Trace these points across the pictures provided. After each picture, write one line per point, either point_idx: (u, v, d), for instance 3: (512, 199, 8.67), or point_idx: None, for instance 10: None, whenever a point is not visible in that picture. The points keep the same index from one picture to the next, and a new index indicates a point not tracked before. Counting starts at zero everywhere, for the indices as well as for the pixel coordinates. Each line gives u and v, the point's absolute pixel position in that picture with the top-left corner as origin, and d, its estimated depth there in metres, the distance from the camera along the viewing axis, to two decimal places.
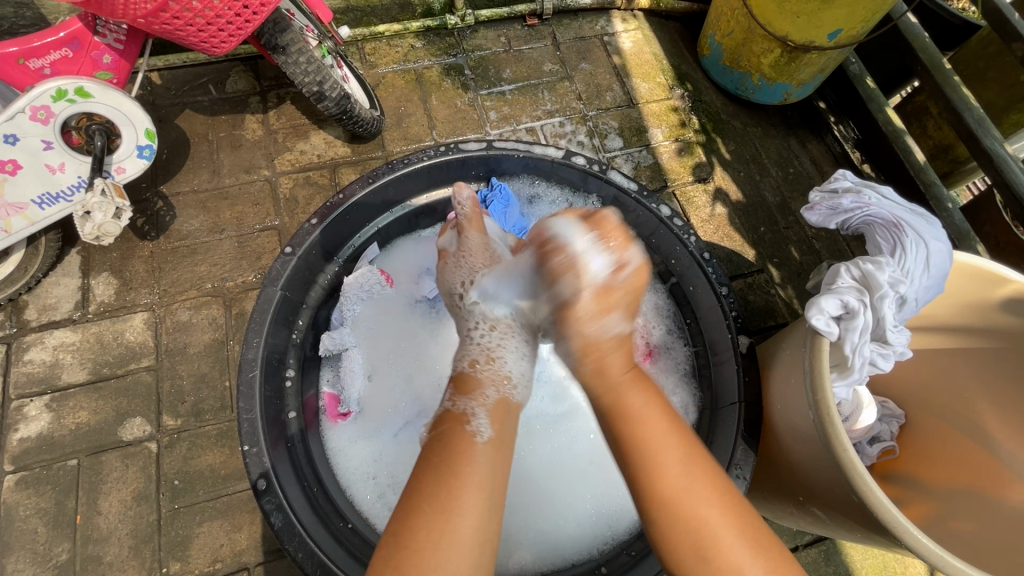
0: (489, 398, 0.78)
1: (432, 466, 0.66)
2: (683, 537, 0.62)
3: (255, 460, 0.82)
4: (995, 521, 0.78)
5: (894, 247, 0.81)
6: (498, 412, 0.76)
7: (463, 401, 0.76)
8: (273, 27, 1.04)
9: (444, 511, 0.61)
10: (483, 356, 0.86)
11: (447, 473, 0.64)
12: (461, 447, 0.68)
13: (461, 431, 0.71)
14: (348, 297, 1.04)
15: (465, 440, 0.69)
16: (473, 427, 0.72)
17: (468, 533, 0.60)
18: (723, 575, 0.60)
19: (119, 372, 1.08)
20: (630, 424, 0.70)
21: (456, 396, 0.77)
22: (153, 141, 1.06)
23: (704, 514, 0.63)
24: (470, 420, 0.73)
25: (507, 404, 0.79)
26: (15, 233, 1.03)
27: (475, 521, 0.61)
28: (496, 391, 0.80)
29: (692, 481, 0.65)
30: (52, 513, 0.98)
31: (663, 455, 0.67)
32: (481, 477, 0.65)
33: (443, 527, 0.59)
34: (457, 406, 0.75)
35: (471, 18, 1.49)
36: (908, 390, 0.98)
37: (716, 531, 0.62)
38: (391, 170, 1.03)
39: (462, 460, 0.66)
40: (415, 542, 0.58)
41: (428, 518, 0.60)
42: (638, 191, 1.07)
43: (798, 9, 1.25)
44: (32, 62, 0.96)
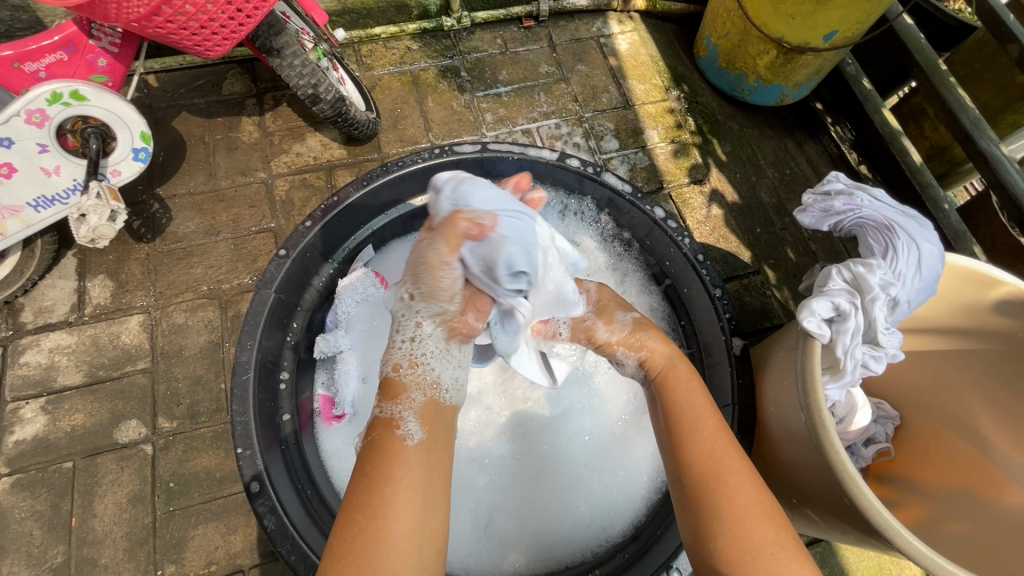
0: (415, 401, 0.70)
1: (362, 475, 0.63)
2: (703, 495, 0.65)
3: (248, 462, 0.82)
4: (988, 523, 0.78)
5: (885, 249, 0.81)
6: (428, 413, 0.70)
7: (389, 406, 0.69)
8: (267, 30, 1.04)
9: (377, 515, 0.59)
10: (409, 353, 0.73)
11: (377, 477, 0.62)
12: (389, 453, 0.64)
13: (389, 438, 0.66)
14: (342, 299, 1.04)
15: (395, 445, 0.65)
16: (401, 429, 0.66)
17: (405, 541, 0.59)
18: (738, 536, 0.61)
19: (114, 375, 1.08)
20: (682, 395, 0.75)
21: (382, 402, 0.70)
22: (148, 143, 1.07)
23: (730, 472, 0.66)
24: (399, 424, 0.67)
25: (436, 406, 0.71)
26: (10, 236, 1.03)
27: (414, 524, 0.60)
28: (423, 393, 0.71)
29: (725, 448, 0.68)
30: (47, 515, 0.98)
31: (706, 420, 0.71)
32: (415, 482, 0.63)
33: (376, 533, 0.58)
34: (382, 412, 0.68)
35: (467, 20, 1.50)
36: (903, 391, 0.97)
37: (736, 497, 0.63)
38: (385, 172, 1.04)
39: (395, 464, 0.63)
40: (352, 547, 0.58)
41: (364, 524, 0.59)
42: (633, 193, 1.07)
43: (793, 11, 1.25)
44: (27, 65, 0.96)
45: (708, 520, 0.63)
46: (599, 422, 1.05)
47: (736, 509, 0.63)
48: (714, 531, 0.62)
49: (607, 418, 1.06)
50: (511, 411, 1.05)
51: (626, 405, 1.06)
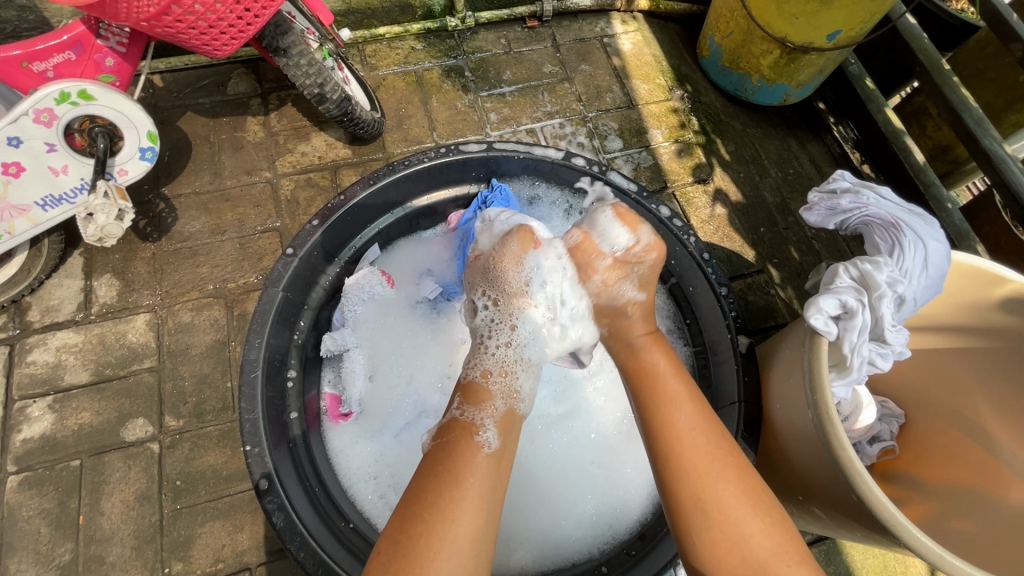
0: (496, 409, 0.78)
1: (435, 475, 0.67)
2: (692, 509, 0.67)
3: (257, 460, 0.82)
4: (994, 520, 0.78)
5: (892, 246, 0.82)
6: (505, 423, 0.77)
7: (472, 410, 0.76)
8: (274, 29, 1.04)
9: (443, 518, 0.62)
10: (496, 363, 0.85)
11: (448, 479, 0.65)
12: (465, 456, 0.69)
13: (467, 441, 0.71)
14: (349, 298, 1.04)
15: (469, 451, 0.69)
16: (479, 435, 0.72)
17: (464, 545, 0.61)
18: (721, 543, 0.65)
19: (120, 373, 1.09)
20: (661, 398, 0.76)
21: (464, 405, 0.77)
22: (155, 143, 1.07)
23: (709, 475, 0.69)
24: (478, 431, 0.73)
25: (511, 420, 0.78)
26: (18, 235, 1.04)
27: (474, 531, 0.62)
28: (504, 402, 0.80)
29: (708, 458, 0.70)
30: (55, 513, 0.98)
31: (682, 424, 0.73)
32: (481, 489, 0.66)
33: (441, 536, 0.61)
34: (464, 415, 0.75)
35: (471, 20, 1.50)
36: (908, 389, 0.98)
37: (722, 501, 0.67)
38: (391, 171, 1.04)
39: (465, 469, 0.67)
40: (415, 547, 0.60)
41: (429, 524, 0.61)
42: (638, 192, 1.07)
43: (797, 11, 1.25)
44: (36, 65, 0.97)
45: (692, 533, 0.67)
46: (604, 420, 1.06)
47: (724, 522, 0.66)
48: (695, 534, 0.67)
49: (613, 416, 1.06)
50: None
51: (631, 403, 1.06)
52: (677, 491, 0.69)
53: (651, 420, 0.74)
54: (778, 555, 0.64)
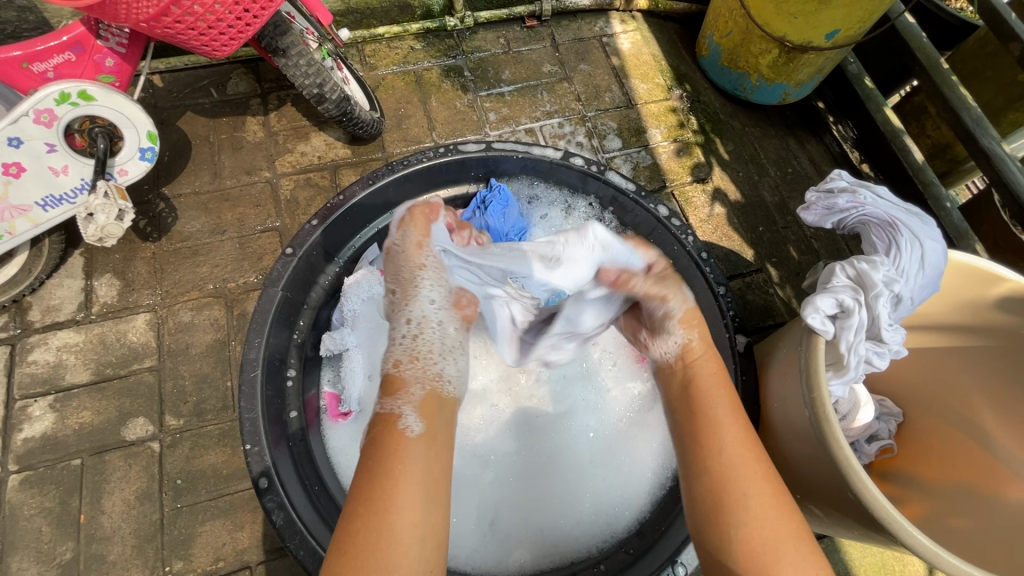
0: (415, 395, 0.72)
1: (363, 469, 0.64)
2: (720, 486, 0.65)
3: (257, 458, 0.83)
4: (991, 518, 0.78)
5: (888, 246, 0.82)
6: (429, 406, 0.72)
7: (390, 401, 0.71)
8: (273, 30, 1.05)
9: (376, 510, 0.60)
10: (409, 351, 0.77)
11: (373, 471, 0.63)
12: (388, 445, 0.66)
13: (391, 431, 0.67)
14: (348, 298, 1.04)
15: (394, 438, 0.66)
16: (402, 423, 0.68)
17: (404, 537, 0.59)
18: (761, 528, 0.62)
19: (121, 373, 1.09)
20: (703, 396, 0.74)
21: (383, 397, 0.72)
22: (155, 143, 1.07)
23: (747, 467, 0.66)
24: (401, 419, 0.69)
25: (436, 399, 0.73)
26: (19, 235, 1.04)
27: (416, 519, 0.61)
28: (423, 385, 0.74)
29: (741, 440, 0.69)
30: (56, 512, 0.99)
31: (724, 418, 0.71)
32: (413, 473, 0.63)
33: (382, 528, 0.59)
34: (384, 407, 0.71)
35: (470, 20, 1.50)
36: (906, 388, 0.98)
37: (756, 487, 0.64)
38: (390, 171, 1.05)
39: (390, 460, 0.64)
40: (357, 543, 0.58)
41: (365, 518, 0.60)
42: (637, 192, 1.08)
43: (796, 10, 1.26)
44: (35, 65, 0.97)
45: (727, 522, 0.63)
46: (603, 419, 1.06)
47: (755, 504, 0.63)
48: (729, 530, 0.63)
49: (612, 414, 1.07)
50: (516, 409, 1.06)
51: (630, 402, 1.07)
52: (706, 469, 0.67)
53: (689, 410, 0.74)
54: (796, 539, 0.62)
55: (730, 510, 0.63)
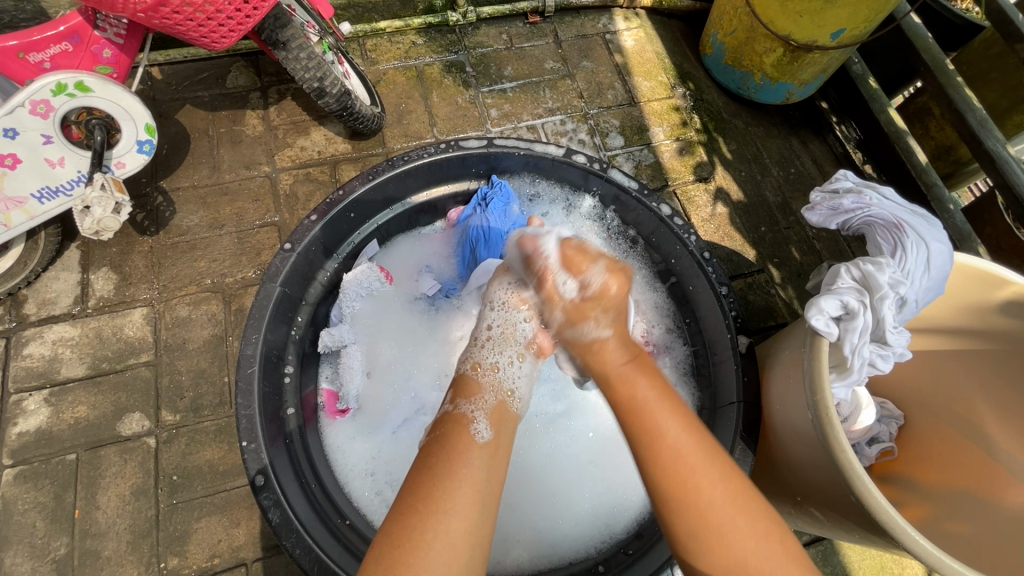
0: (488, 402, 0.76)
1: (423, 464, 0.65)
2: (672, 506, 0.61)
3: (253, 456, 0.82)
4: (991, 523, 0.78)
5: (895, 248, 0.81)
6: (497, 415, 0.75)
7: (463, 403, 0.74)
8: (274, 22, 1.04)
9: (434, 510, 0.59)
10: (491, 359, 0.83)
11: (438, 470, 0.63)
12: (457, 447, 0.66)
13: (462, 431, 0.69)
14: (347, 294, 1.03)
15: (463, 443, 0.67)
16: (473, 428, 0.70)
17: (459, 540, 0.58)
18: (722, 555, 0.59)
19: (118, 367, 1.08)
20: (637, 410, 0.66)
21: (458, 399, 0.75)
22: (153, 136, 1.06)
23: (704, 487, 0.61)
24: (471, 422, 0.71)
25: (504, 412, 0.76)
26: (14, 227, 1.03)
27: (468, 525, 0.60)
28: (495, 395, 0.78)
29: (688, 453, 0.63)
30: (50, 507, 0.98)
31: (672, 436, 0.63)
32: (475, 480, 0.63)
33: (435, 528, 0.58)
34: (456, 409, 0.74)
35: (473, 15, 1.49)
36: (908, 392, 0.97)
37: (716, 515, 0.60)
38: (391, 166, 1.03)
39: (459, 460, 0.65)
40: (411, 540, 0.57)
41: (424, 517, 0.59)
42: (639, 190, 1.07)
43: (801, 9, 1.24)
44: (32, 55, 0.96)
45: (693, 548, 0.60)
46: (602, 420, 1.05)
47: (710, 527, 0.59)
48: (699, 555, 0.60)
49: (610, 416, 1.06)
50: None
51: None
52: (665, 495, 0.61)
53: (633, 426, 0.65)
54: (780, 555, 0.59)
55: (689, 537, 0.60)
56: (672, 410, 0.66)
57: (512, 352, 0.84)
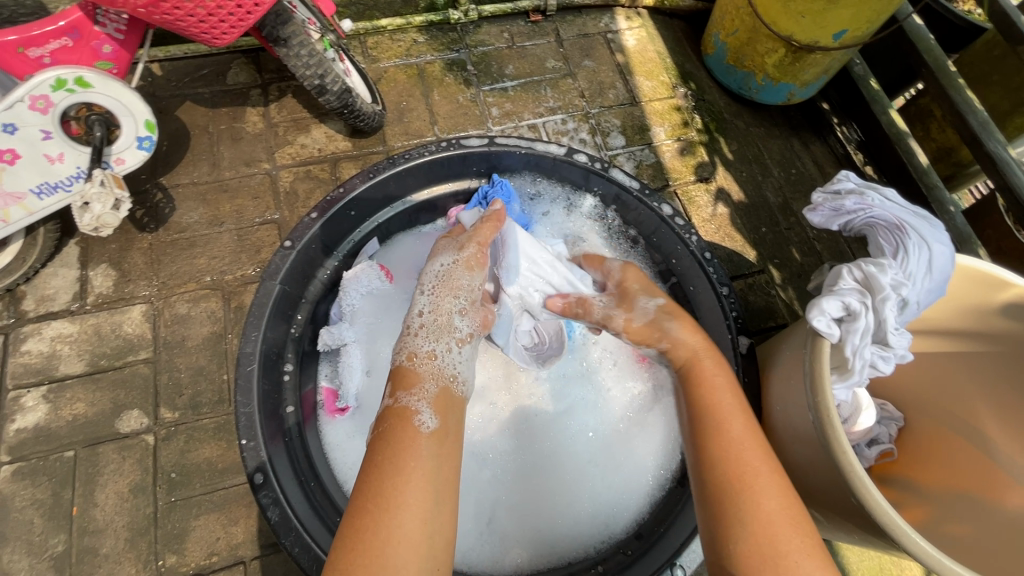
0: (428, 392, 0.74)
1: (372, 462, 0.65)
2: (727, 488, 0.64)
3: (252, 453, 0.82)
4: (990, 525, 0.78)
5: (896, 249, 0.81)
6: (441, 403, 0.74)
7: (404, 396, 0.73)
8: (275, 19, 1.03)
9: (388, 507, 0.60)
10: (427, 348, 0.81)
11: (388, 466, 0.63)
12: (404, 439, 0.66)
13: (404, 425, 0.68)
14: (348, 292, 1.03)
15: (408, 435, 0.67)
16: (416, 419, 0.69)
17: (415, 536, 0.59)
18: (762, 540, 0.59)
19: (116, 364, 1.08)
20: (714, 406, 0.72)
21: (397, 392, 0.73)
22: (153, 132, 1.06)
23: (757, 476, 0.64)
24: (414, 414, 0.70)
25: (449, 398, 0.76)
26: (13, 223, 1.02)
27: (423, 521, 0.60)
28: (435, 383, 0.76)
29: (750, 446, 0.67)
30: (48, 504, 0.98)
31: (734, 426, 0.69)
32: (425, 472, 0.63)
33: (392, 526, 0.58)
34: (396, 402, 0.72)
35: (474, 13, 1.48)
36: (908, 394, 0.97)
37: (763, 501, 0.62)
38: (392, 164, 1.03)
39: (407, 454, 0.65)
40: (364, 539, 0.57)
41: (375, 515, 0.59)
42: (641, 189, 1.07)
43: (804, 9, 1.24)
44: (31, 50, 0.95)
45: (733, 531, 0.61)
46: (601, 419, 1.05)
47: (759, 513, 0.61)
48: (735, 537, 0.61)
49: (609, 416, 1.05)
50: (514, 407, 1.04)
51: (629, 402, 1.06)
52: (721, 475, 0.65)
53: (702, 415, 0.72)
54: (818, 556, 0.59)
55: (735, 510, 0.62)
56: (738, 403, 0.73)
57: (447, 340, 0.83)
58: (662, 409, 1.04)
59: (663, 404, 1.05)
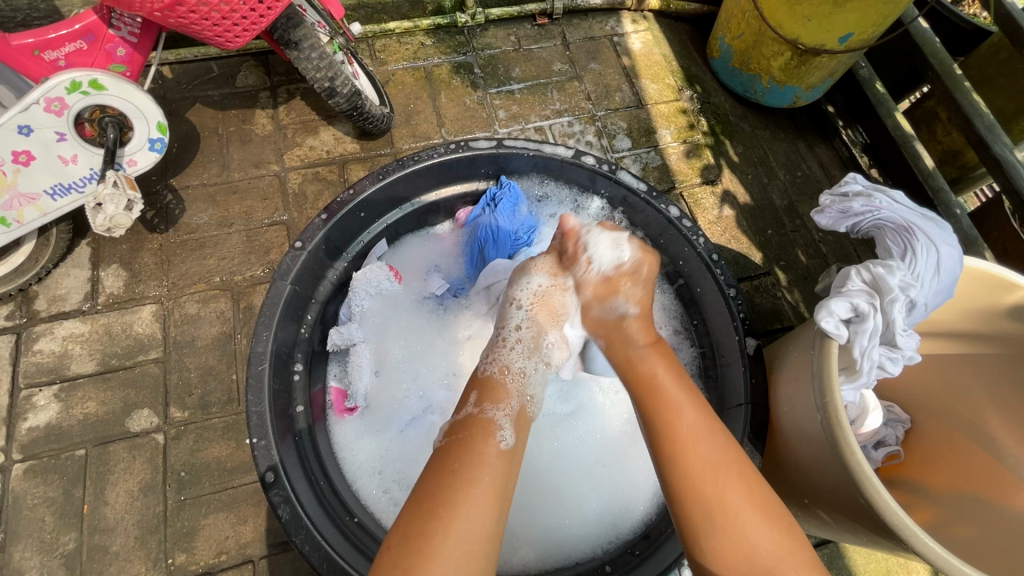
0: (512, 407, 0.76)
1: (441, 470, 0.65)
2: (691, 484, 0.63)
3: (263, 452, 0.83)
4: (998, 527, 0.78)
5: (905, 251, 0.81)
6: (520, 422, 0.75)
7: (489, 408, 0.74)
8: (286, 23, 1.04)
9: (450, 513, 0.60)
10: (518, 364, 0.83)
11: (460, 476, 0.63)
12: (475, 456, 0.66)
13: (485, 435, 0.69)
14: (356, 293, 1.04)
15: (485, 449, 0.67)
16: (497, 435, 0.70)
17: (472, 543, 0.59)
18: (731, 538, 0.60)
19: (127, 364, 1.09)
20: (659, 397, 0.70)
21: (482, 403, 0.75)
22: (164, 134, 1.07)
23: (721, 470, 0.64)
24: (496, 429, 0.71)
25: (526, 418, 0.77)
26: (26, 224, 1.04)
27: (484, 531, 0.60)
28: (520, 401, 0.78)
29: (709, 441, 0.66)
30: (59, 502, 0.99)
31: (684, 415, 0.68)
32: (494, 485, 0.64)
33: (455, 534, 0.58)
34: (481, 413, 0.73)
35: (481, 16, 1.49)
36: (915, 396, 0.97)
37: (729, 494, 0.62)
38: (401, 166, 1.04)
39: (478, 467, 0.65)
40: (430, 543, 0.57)
41: (444, 521, 0.59)
42: (648, 192, 1.08)
43: (810, 12, 1.25)
44: (47, 54, 0.97)
45: (701, 528, 0.62)
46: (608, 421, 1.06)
47: (725, 508, 0.62)
48: (703, 534, 0.62)
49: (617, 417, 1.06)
50: None
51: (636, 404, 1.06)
52: (679, 468, 0.65)
53: (659, 431, 0.68)
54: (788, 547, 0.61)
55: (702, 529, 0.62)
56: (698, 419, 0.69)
57: (537, 361, 0.85)
58: None
59: None
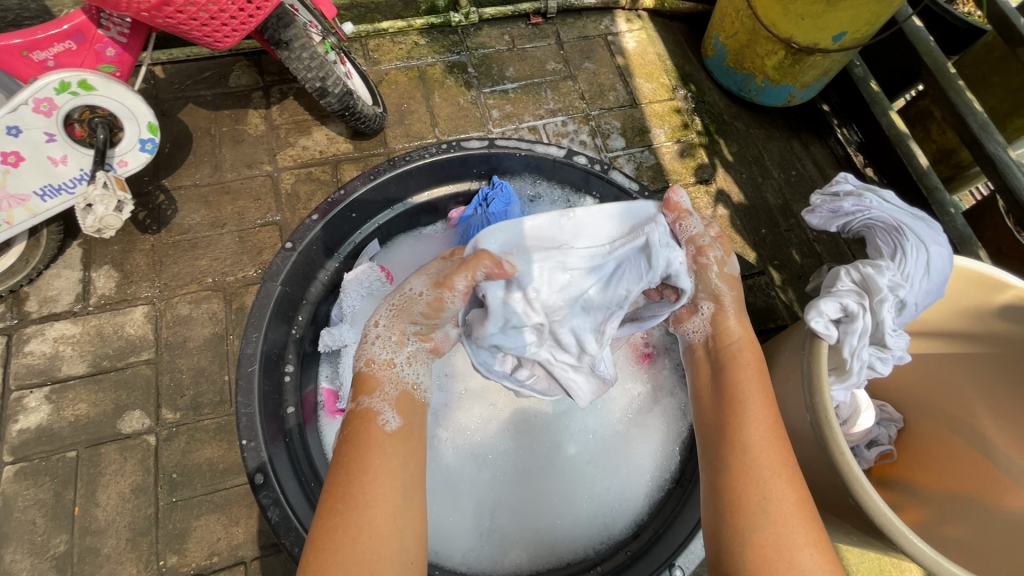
0: (389, 393, 0.74)
1: (338, 467, 0.66)
2: (748, 473, 0.66)
3: (253, 453, 0.83)
4: (989, 527, 0.78)
5: (894, 250, 0.81)
6: (403, 403, 0.74)
7: (366, 399, 0.73)
8: (276, 22, 1.04)
9: (355, 506, 0.62)
10: (385, 355, 0.77)
11: (353, 467, 0.65)
12: (365, 441, 0.68)
13: (368, 426, 0.70)
14: (347, 293, 1.03)
15: (372, 435, 0.68)
16: (380, 419, 0.71)
17: (384, 527, 0.61)
18: (779, 531, 0.62)
19: (118, 365, 1.08)
20: (741, 394, 0.74)
21: (359, 396, 0.73)
22: (156, 134, 1.06)
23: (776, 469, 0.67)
24: (378, 415, 0.71)
25: (410, 398, 0.76)
26: (16, 225, 1.03)
27: (392, 510, 0.63)
28: (397, 386, 0.75)
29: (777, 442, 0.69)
30: (51, 504, 0.98)
31: (757, 411, 0.72)
32: (389, 468, 0.66)
33: (359, 523, 0.61)
34: (359, 406, 0.72)
35: (475, 16, 1.49)
36: (907, 396, 0.97)
37: (783, 495, 0.64)
38: (392, 166, 1.04)
39: (369, 454, 0.66)
40: (335, 539, 0.60)
41: (343, 516, 0.61)
42: (641, 191, 1.09)
43: (803, 11, 1.24)
44: (36, 54, 0.96)
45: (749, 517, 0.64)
46: (602, 421, 1.05)
47: (777, 505, 0.64)
48: (752, 526, 0.63)
49: (611, 417, 1.05)
50: (513, 408, 1.04)
51: (629, 404, 1.06)
52: (744, 458, 0.68)
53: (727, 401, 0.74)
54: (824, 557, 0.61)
55: (749, 497, 0.65)
56: (766, 405, 0.73)
57: (406, 350, 0.78)
58: (661, 411, 1.05)
59: (662, 406, 1.06)
